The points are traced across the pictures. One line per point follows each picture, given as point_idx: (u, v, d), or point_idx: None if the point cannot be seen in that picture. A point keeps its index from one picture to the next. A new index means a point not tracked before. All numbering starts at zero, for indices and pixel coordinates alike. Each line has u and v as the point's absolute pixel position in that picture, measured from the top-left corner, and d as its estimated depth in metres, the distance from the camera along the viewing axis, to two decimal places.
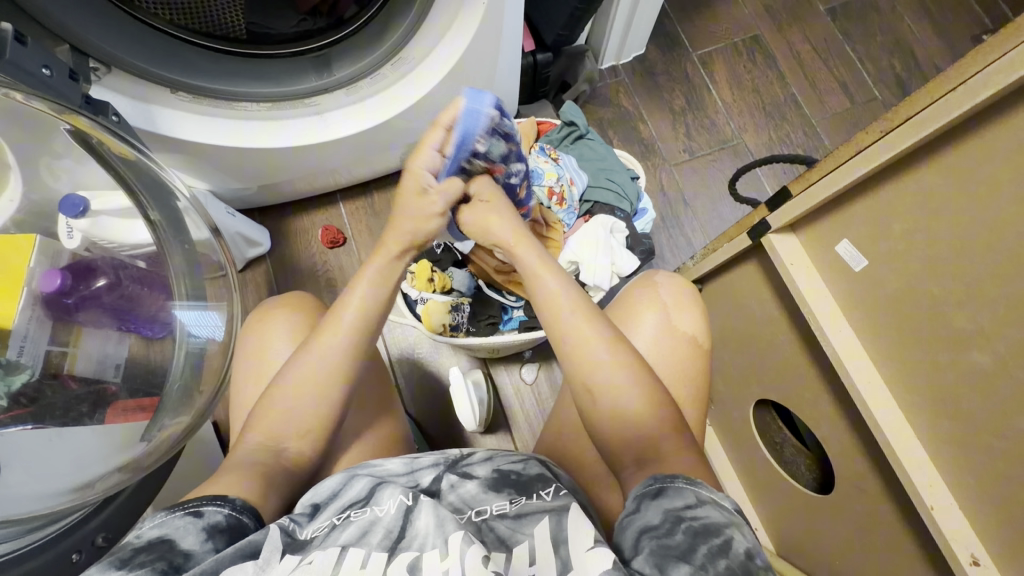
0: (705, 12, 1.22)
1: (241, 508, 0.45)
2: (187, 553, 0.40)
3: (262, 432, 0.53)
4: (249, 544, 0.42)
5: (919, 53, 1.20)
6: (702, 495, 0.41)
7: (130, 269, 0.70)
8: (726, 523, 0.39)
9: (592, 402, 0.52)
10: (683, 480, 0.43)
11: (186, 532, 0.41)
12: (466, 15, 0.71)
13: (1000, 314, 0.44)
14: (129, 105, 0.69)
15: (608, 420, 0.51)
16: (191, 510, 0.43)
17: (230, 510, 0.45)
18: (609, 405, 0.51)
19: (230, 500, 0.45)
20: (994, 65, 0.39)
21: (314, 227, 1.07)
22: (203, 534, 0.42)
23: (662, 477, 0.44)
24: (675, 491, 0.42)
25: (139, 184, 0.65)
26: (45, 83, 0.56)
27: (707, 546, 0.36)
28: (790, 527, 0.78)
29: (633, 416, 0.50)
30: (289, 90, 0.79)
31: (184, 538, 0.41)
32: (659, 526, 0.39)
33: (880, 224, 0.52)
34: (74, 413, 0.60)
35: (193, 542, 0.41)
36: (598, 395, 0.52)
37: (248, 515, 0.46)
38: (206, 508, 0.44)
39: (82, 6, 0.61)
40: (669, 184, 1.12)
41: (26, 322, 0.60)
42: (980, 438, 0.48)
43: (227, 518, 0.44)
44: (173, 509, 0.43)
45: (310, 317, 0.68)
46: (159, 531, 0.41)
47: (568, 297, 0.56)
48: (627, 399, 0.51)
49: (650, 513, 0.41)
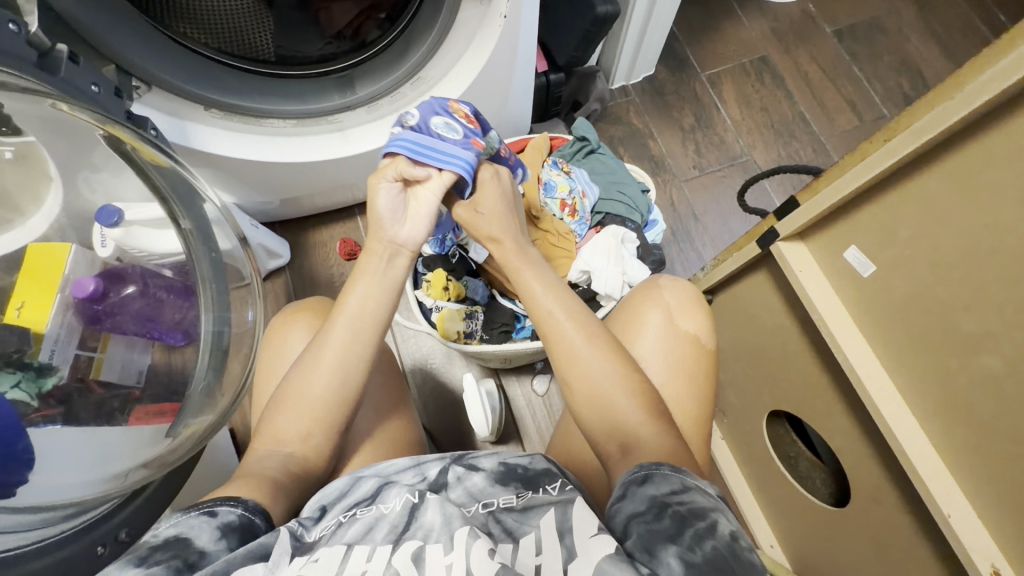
0: (713, 34, 1.25)
1: (254, 509, 0.46)
2: (201, 551, 0.41)
3: (283, 429, 0.55)
4: (259, 547, 0.42)
5: (927, 72, 1.22)
6: (688, 481, 0.42)
7: (158, 279, 0.73)
8: (711, 507, 0.39)
9: (573, 394, 0.54)
10: (669, 467, 0.44)
11: (200, 530, 0.42)
12: (483, 36, 0.75)
13: (1008, 315, 0.45)
14: (166, 121, 0.74)
15: (591, 411, 0.52)
16: (205, 510, 0.44)
17: (243, 510, 0.46)
18: (588, 397, 0.52)
19: (244, 501, 0.46)
20: (988, 73, 0.40)
21: (333, 240, 1.10)
22: (217, 533, 0.43)
23: (648, 464, 0.44)
24: (662, 478, 0.42)
25: (172, 193, 0.68)
26: (93, 100, 0.59)
27: (693, 530, 0.37)
28: (807, 541, 0.77)
29: (618, 409, 0.51)
30: (313, 108, 0.82)
31: (199, 536, 0.42)
32: (646, 513, 0.39)
33: (885, 230, 0.53)
34: (107, 408, 0.64)
35: (207, 541, 0.42)
36: (574, 385, 0.54)
37: (260, 516, 0.46)
38: (221, 507, 0.45)
39: (128, 28, 0.66)
40: (680, 199, 1.14)
41: (58, 327, 0.62)
42: (993, 441, 0.48)
43: (240, 518, 0.45)
44: (188, 510, 0.44)
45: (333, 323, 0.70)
46: (174, 530, 0.42)
47: (551, 300, 0.58)
48: (612, 393, 0.52)
49: (637, 500, 0.41)
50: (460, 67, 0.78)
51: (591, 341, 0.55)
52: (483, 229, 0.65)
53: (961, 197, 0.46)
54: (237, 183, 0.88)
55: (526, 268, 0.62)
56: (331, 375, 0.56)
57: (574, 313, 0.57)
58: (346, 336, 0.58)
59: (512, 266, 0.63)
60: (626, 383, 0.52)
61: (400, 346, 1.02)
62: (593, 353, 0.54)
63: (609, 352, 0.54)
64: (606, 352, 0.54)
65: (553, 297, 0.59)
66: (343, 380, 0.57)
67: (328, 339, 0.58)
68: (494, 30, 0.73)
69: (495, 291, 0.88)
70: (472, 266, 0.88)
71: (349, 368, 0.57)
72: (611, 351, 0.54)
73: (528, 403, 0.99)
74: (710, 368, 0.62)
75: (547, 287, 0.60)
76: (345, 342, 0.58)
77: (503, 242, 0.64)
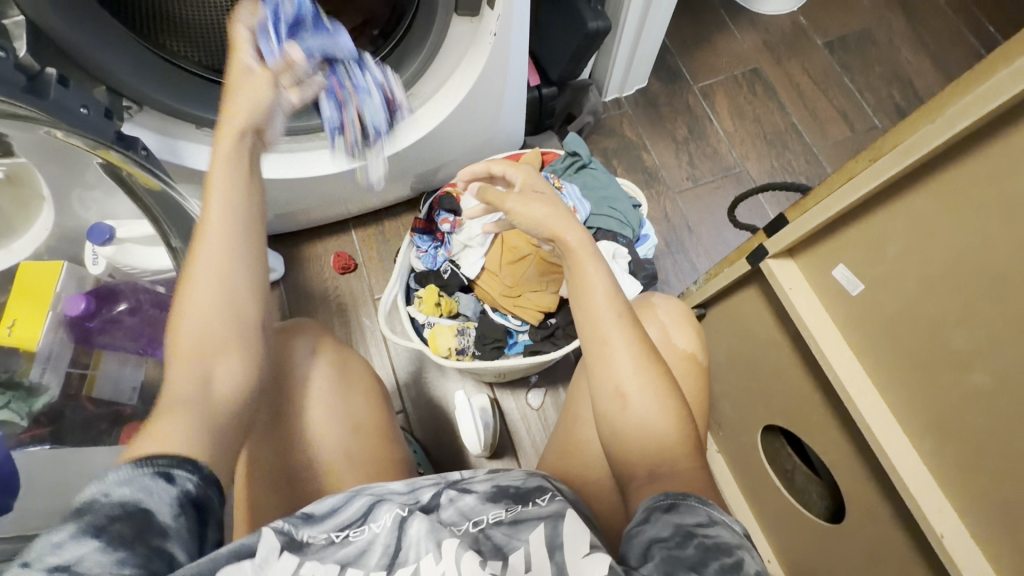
0: (706, 46, 1.26)
1: (211, 479, 0.39)
2: (162, 531, 0.34)
3: (194, 353, 0.45)
4: (243, 546, 0.39)
5: (918, 83, 1.23)
6: (714, 514, 0.41)
7: (149, 294, 0.75)
8: (737, 543, 0.38)
9: (621, 408, 0.51)
10: (696, 498, 0.43)
11: (157, 500, 0.35)
12: (472, 56, 0.76)
13: (997, 331, 0.45)
14: (157, 140, 0.74)
15: (634, 436, 0.50)
16: (162, 471, 0.36)
17: (200, 478, 0.38)
18: (636, 420, 0.50)
19: (202, 466, 0.39)
20: (972, 96, 0.41)
21: (326, 254, 1.10)
22: (176, 507, 0.36)
23: (674, 493, 0.43)
24: (687, 509, 0.42)
25: (161, 211, 0.70)
26: (83, 121, 0.58)
27: (719, 563, 0.36)
28: (803, 557, 0.77)
29: (657, 430, 0.50)
30: (305, 124, 0.82)
31: (159, 511, 0.35)
32: (669, 539, 0.39)
33: (875, 248, 0.53)
34: (94, 431, 0.65)
35: (165, 517, 0.35)
36: (628, 402, 0.51)
37: (216, 487, 0.39)
38: (179, 471, 0.37)
39: (121, 49, 0.66)
40: (673, 210, 1.14)
41: (49, 345, 0.63)
42: (983, 458, 0.48)
43: (199, 488, 0.38)
44: (140, 465, 0.36)
45: (334, 340, 0.69)
46: (128, 492, 0.34)
47: (610, 307, 0.54)
48: (655, 420, 0.50)
49: (660, 526, 0.40)
50: (453, 81, 0.80)
51: (633, 350, 0.52)
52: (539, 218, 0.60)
53: (948, 216, 0.46)
54: None
55: (590, 263, 0.57)
56: (208, 293, 0.47)
57: (621, 319, 0.54)
58: (221, 210, 0.49)
59: (580, 259, 0.57)
60: (660, 400, 0.51)
61: (394, 362, 1.02)
62: (637, 368, 0.52)
63: (649, 369, 0.52)
64: (647, 361, 0.52)
65: (608, 300, 0.55)
66: (215, 291, 0.47)
67: (203, 234, 0.48)
68: (482, 51, 0.74)
69: (487, 307, 0.89)
70: (465, 282, 0.89)
71: (226, 277, 0.48)
72: (651, 363, 0.52)
73: (523, 417, 0.98)
74: (703, 387, 0.62)
75: (608, 289, 0.55)
76: (211, 261, 0.48)
77: (567, 233, 0.59)
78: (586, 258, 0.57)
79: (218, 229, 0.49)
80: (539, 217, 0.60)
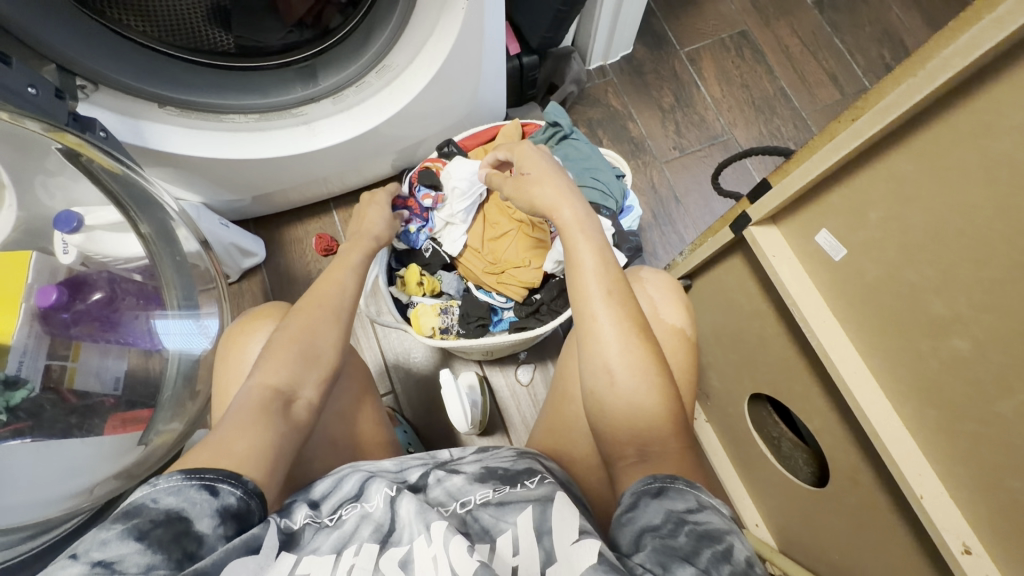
0: (691, 9, 1.22)
1: (253, 492, 0.42)
2: (200, 538, 0.37)
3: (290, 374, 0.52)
4: (254, 537, 0.39)
5: (908, 42, 1.20)
6: (704, 500, 0.41)
7: (126, 283, 0.72)
8: (727, 530, 0.38)
9: (610, 386, 0.50)
10: (684, 481, 0.42)
11: (200, 512, 0.38)
12: (443, 29, 0.72)
13: (975, 295, 0.44)
14: (118, 120, 0.71)
15: (618, 414, 0.50)
16: (207, 484, 0.40)
17: (242, 493, 0.41)
18: (623, 396, 0.50)
19: (245, 482, 0.42)
20: (948, 50, 0.39)
21: (309, 236, 1.07)
22: (216, 518, 0.39)
23: (662, 477, 0.43)
24: (676, 493, 0.41)
25: (127, 196, 0.67)
26: (31, 102, 0.56)
27: (711, 551, 0.36)
28: (790, 520, 0.78)
29: (644, 406, 0.49)
30: (274, 101, 0.79)
31: (199, 519, 0.38)
32: (661, 527, 0.38)
33: (858, 213, 0.52)
34: (63, 425, 0.63)
35: (207, 525, 0.38)
36: (615, 378, 0.50)
37: (258, 499, 0.42)
38: (221, 486, 0.40)
39: (69, 28, 0.63)
40: (660, 181, 1.12)
41: (25, 338, 0.62)
42: (961, 421, 0.48)
43: (240, 501, 0.41)
44: (190, 476, 0.40)
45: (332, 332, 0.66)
46: (174, 502, 0.38)
47: (603, 282, 0.54)
48: (643, 394, 0.49)
49: (651, 513, 0.40)
50: (426, 52, 0.76)
51: (620, 333, 0.52)
52: (536, 200, 0.62)
53: (927, 178, 0.45)
54: (202, 182, 0.85)
55: (581, 238, 0.57)
56: (318, 331, 0.56)
57: (608, 295, 0.53)
58: (326, 307, 0.58)
59: (570, 235, 0.58)
60: (645, 379, 0.50)
61: (382, 343, 1.01)
62: (625, 346, 0.51)
63: (635, 350, 0.51)
64: (633, 336, 0.51)
65: (598, 277, 0.54)
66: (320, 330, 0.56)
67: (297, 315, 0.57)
68: (453, 25, 0.71)
69: (470, 285, 0.88)
70: (447, 261, 0.89)
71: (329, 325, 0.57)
72: (638, 343, 0.51)
73: (513, 394, 0.98)
74: (691, 359, 0.62)
75: (597, 264, 0.55)
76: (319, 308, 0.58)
77: (562, 210, 0.60)
78: (574, 230, 0.58)
79: (324, 305, 0.58)
80: (537, 195, 0.62)
